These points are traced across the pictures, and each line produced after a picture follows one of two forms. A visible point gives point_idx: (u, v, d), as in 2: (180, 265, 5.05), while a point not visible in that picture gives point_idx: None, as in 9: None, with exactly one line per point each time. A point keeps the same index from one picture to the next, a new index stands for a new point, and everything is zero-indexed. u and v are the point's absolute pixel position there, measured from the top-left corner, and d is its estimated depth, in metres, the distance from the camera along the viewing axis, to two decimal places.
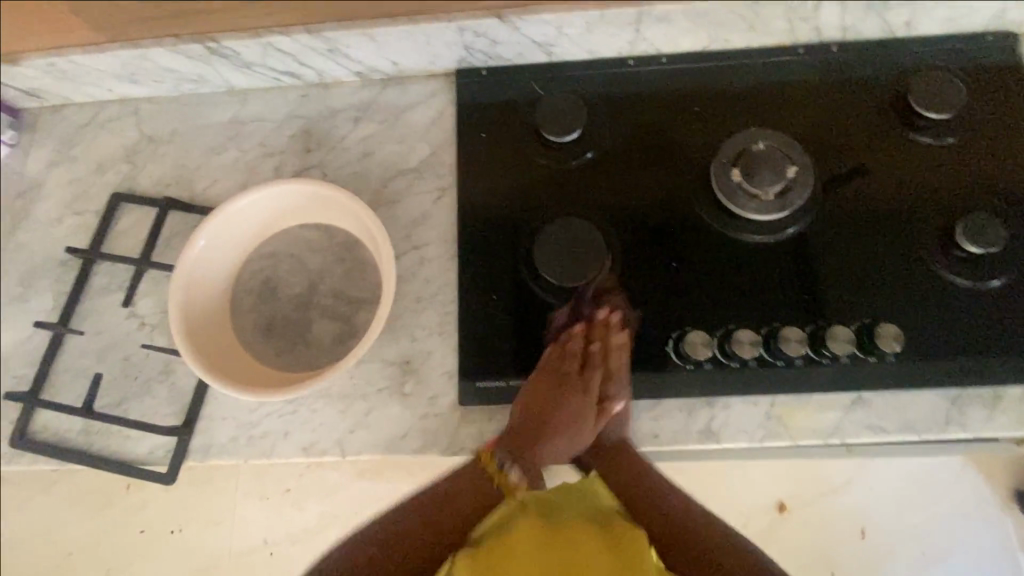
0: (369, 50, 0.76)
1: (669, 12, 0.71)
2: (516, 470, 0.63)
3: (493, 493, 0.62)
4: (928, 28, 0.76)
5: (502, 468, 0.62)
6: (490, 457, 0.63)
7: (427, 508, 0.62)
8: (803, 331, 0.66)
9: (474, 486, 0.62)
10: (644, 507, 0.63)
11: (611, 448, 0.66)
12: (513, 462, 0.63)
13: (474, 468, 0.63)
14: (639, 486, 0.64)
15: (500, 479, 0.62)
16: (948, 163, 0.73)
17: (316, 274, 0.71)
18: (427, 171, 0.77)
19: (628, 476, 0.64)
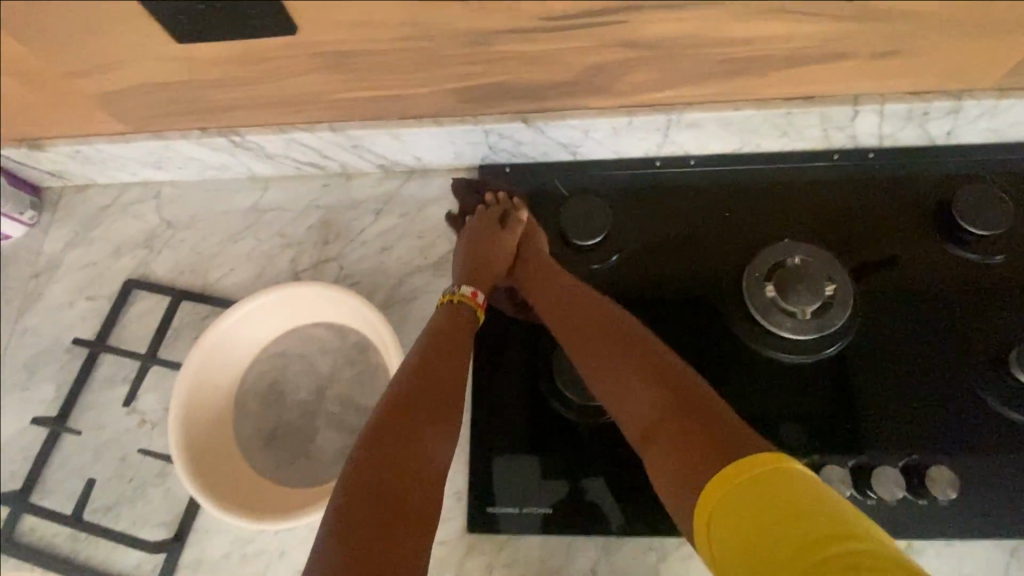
0: (394, 147, 0.75)
1: (698, 119, 0.69)
2: (468, 285, 0.69)
3: (461, 312, 0.67)
4: (972, 138, 0.72)
5: (457, 290, 0.68)
6: (415, 415, 0.56)
7: (356, 482, 0.49)
8: (845, 467, 0.61)
9: (447, 317, 0.66)
10: (606, 336, 0.60)
11: (562, 292, 0.66)
12: (465, 283, 0.69)
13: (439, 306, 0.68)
14: (603, 343, 0.60)
15: (461, 296, 0.67)
16: (996, 282, 0.69)
17: (325, 378, 0.68)
18: (446, 269, 0.75)
19: (592, 342, 0.61)
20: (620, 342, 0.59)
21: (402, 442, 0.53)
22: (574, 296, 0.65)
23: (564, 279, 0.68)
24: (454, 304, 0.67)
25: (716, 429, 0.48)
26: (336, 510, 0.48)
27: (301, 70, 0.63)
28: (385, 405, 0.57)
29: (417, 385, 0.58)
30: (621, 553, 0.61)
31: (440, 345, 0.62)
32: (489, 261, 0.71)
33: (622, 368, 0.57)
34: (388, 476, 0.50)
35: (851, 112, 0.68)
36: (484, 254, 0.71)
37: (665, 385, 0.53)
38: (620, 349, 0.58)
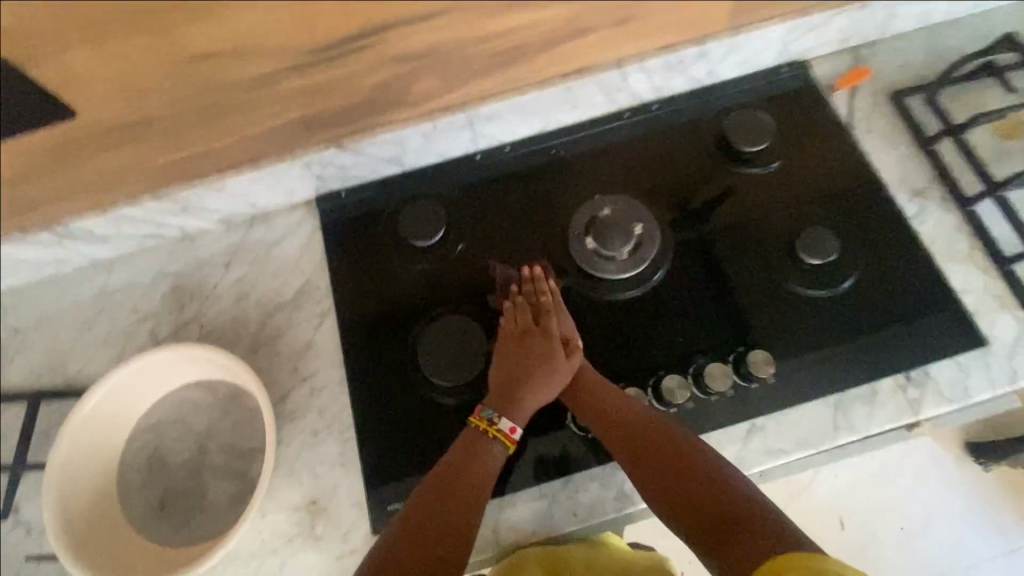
0: (225, 201, 0.78)
1: (496, 109, 0.77)
2: (506, 419, 0.66)
3: (497, 449, 0.65)
4: (730, 72, 0.84)
5: (494, 422, 0.65)
6: (433, 534, 0.59)
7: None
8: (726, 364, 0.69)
9: (471, 447, 0.65)
10: (665, 473, 0.62)
11: (599, 393, 0.67)
12: (504, 409, 0.66)
13: (471, 431, 0.65)
14: (657, 467, 0.63)
15: (496, 432, 0.65)
16: (777, 187, 0.80)
17: (203, 434, 0.69)
18: (305, 300, 0.77)
19: (626, 431, 0.65)
20: (654, 430, 0.64)
21: (421, 559, 0.58)
22: (627, 428, 0.65)
23: (623, 404, 0.66)
24: (487, 436, 0.65)
25: (758, 531, 0.56)
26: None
27: (99, 149, 0.65)
28: (419, 520, 0.60)
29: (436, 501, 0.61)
30: (516, 508, 0.67)
31: (474, 462, 0.64)
32: (529, 394, 0.66)
33: (672, 484, 0.62)
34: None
35: (620, 75, 0.78)
36: (523, 367, 0.67)
37: (686, 477, 0.62)
38: (674, 476, 0.62)
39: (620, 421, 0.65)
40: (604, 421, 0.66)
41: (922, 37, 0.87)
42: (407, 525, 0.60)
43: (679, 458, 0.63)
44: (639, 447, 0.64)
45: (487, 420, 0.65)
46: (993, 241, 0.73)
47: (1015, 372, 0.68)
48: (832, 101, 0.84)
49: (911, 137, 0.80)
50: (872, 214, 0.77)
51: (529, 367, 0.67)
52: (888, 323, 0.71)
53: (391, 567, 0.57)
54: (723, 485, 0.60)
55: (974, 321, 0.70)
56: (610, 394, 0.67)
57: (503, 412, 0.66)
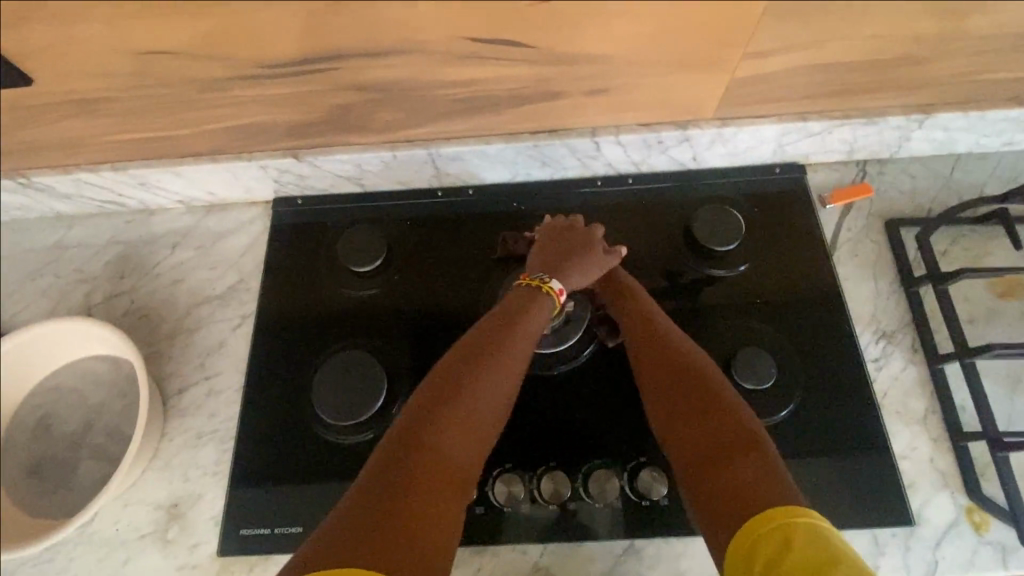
0: (182, 184, 0.78)
1: (458, 152, 0.74)
2: (558, 280, 0.66)
3: (545, 301, 0.64)
4: (717, 162, 0.79)
5: (546, 280, 0.66)
6: (485, 372, 0.57)
7: (411, 433, 0.51)
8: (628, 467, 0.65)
9: (522, 305, 0.63)
10: (687, 410, 0.56)
11: (655, 323, 0.65)
12: (556, 273, 0.67)
13: (524, 286, 0.65)
14: (662, 379, 0.60)
15: (550, 288, 0.65)
16: (737, 293, 0.75)
17: (94, 410, 0.70)
18: (232, 299, 0.78)
19: (648, 344, 0.63)
20: (671, 348, 0.62)
21: (466, 399, 0.55)
22: (665, 356, 0.61)
23: (671, 340, 0.63)
24: (540, 291, 0.64)
25: (740, 454, 0.51)
26: (380, 458, 0.51)
27: (58, 116, 0.67)
28: (462, 369, 0.57)
29: (483, 350, 0.59)
30: None
31: (527, 327, 0.61)
32: (564, 261, 0.67)
33: (681, 395, 0.57)
34: (455, 427, 0.53)
35: (593, 143, 0.74)
36: (560, 246, 0.69)
37: (692, 390, 0.57)
38: (698, 417, 0.55)
39: (643, 327, 0.65)
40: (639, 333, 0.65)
41: (939, 165, 0.80)
42: (452, 368, 0.57)
43: (698, 385, 0.57)
44: (650, 347, 0.63)
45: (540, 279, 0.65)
46: (953, 410, 0.65)
47: (936, 564, 0.60)
48: (821, 214, 0.78)
49: (896, 275, 0.74)
50: (828, 346, 0.70)
51: (571, 244, 0.69)
52: (811, 472, 0.65)
53: (433, 406, 0.53)
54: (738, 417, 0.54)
55: (906, 493, 0.63)
56: (638, 310, 0.67)
57: (552, 275, 0.66)
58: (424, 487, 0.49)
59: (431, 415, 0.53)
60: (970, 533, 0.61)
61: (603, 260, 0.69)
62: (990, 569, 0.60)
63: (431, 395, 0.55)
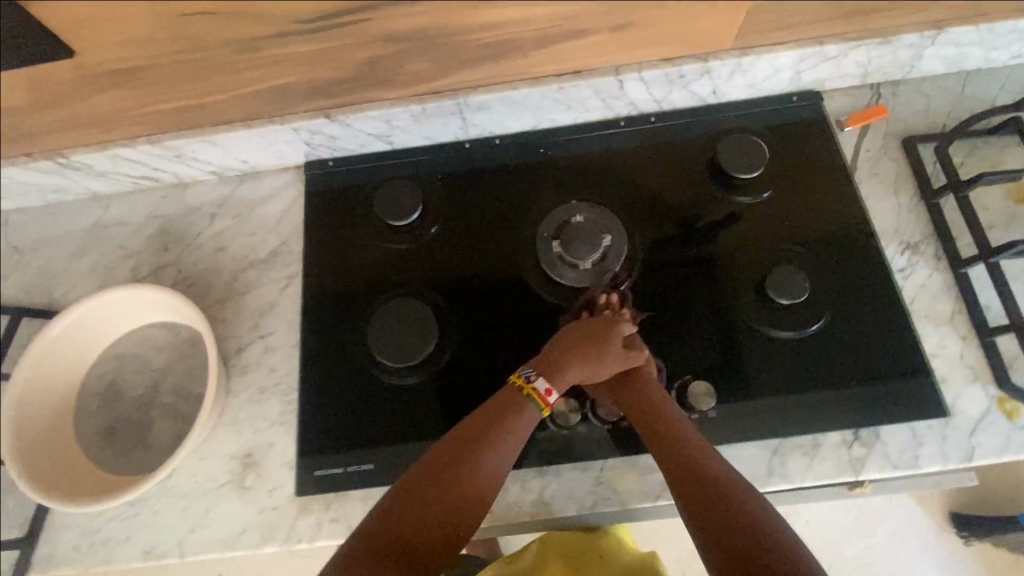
0: (216, 153, 0.80)
1: (485, 101, 0.76)
2: (544, 381, 0.63)
3: (529, 403, 0.62)
4: (735, 94, 0.81)
5: (531, 380, 0.63)
6: (485, 447, 0.59)
7: (404, 509, 0.56)
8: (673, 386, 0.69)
9: (512, 400, 0.62)
10: (693, 504, 0.56)
11: (661, 419, 0.62)
12: (547, 375, 0.63)
13: (514, 386, 0.63)
14: (668, 457, 0.59)
15: (533, 391, 0.62)
16: (765, 219, 0.77)
17: (159, 373, 0.73)
18: (277, 262, 0.80)
19: (645, 420, 0.62)
20: (672, 422, 0.61)
21: (465, 476, 0.58)
22: (669, 432, 0.61)
23: (670, 411, 0.63)
24: (524, 395, 0.62)
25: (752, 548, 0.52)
26: (378, 521, 0.56)
27: (97, 88, 0.68)
28: (472, 430, 0.60)
29: (500, 416, 0.61)
30: None
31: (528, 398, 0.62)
32: (566, 360, 0.63)
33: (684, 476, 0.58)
34: (460, 493, 0.57)
35: (616, 82, 0.76)
36: (574, 341, 0.64)
37: (698, 471, 0.57)
38: (721, 526, 0.54)
39: (637, 400, 0.63)
40: (633, 406, 0.63)
41: (950, 84, 0.83)
42: (455, 439, 0.60)
43: (700, 465, 0.58)
44: (651, 424, 0.62)
45: (525, 376, 0.63)
46: (979, 309, 0.69)
47: (971, 450, 0.64)
48: (839, 137, 0.81)
49: (916, 189, 0.77)
50: (856, 260, 0.73)
51: (581, 340, 0.64)
52: (849, 377, 0.68)
53: (432, 477, 0.57)
54: (743, 501, 0.55)
55: (940, 388, 0.67)
56: (640, 379, 0.65)
57: (542, 372, 0.63)
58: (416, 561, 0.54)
59: (429, 486, 0.57)
60: (1002, 420, 0.65)
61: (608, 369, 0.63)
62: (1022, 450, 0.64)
63: (438, 459, 0.59)
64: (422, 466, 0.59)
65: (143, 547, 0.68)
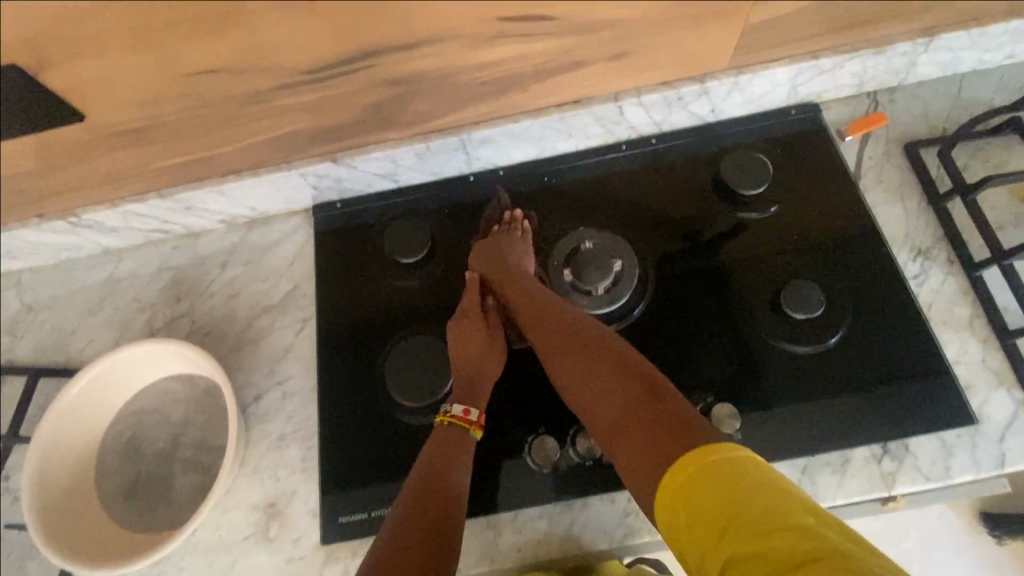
0: (225, 203, 0.81)
1: (488, 135, 0.77)
2: (459, 403, 0.67)
3: (460, 432, 0.65)
4: (734, 111, 0.82)
5: (447, 409, 0.66)
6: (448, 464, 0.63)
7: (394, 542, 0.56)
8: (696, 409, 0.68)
9: (448, 437, 0.65)
10: (592, 384, 0.60)
11: (555, 320, 0.67)
12: (467, 399, 0.68)
13: (443, 432, 0.65)
14: (564, 353, 0.64)
15: (454, 418, 0.66)
16: (774, 233, 0.77)
17: (179, 426, 0.73)
18: (289, 306, 0.80)
19: (542, 324, 0.68)
20: (566, 320, 0.67)
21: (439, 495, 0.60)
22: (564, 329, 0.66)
23: (561, 311, 0.68)
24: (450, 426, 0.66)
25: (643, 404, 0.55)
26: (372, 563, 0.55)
27: (107, 148, 0.69)
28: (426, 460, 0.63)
29: (457, 442, 0.64)
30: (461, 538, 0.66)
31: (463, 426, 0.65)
32: (473, 370, 0.69)
33: (580, 365, 0.62)
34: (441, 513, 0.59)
35: (615, 108, 0.77)
36: (464, 349, 0.70)
37: (589, 355, 0.62)
38: (608, 380, 0.59)
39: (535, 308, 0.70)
40: (532, 315, 0.70)
41: (946, 87, 0.83)
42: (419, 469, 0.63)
43: (594, 348, 0.63)
44: (548, 322, 0.68)
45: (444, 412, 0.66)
46: (998, 311, 0.68)
47: (1003, 455, 0.64)
48: (841, 147, 0.81)
49: (922, 194, 0.77)
50: (868, 270, 0.73)
51: (473, 346, 0.71)
52: (871, 388, 0.68)
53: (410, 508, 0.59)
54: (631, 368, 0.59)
55: (965, 395, 0.66)
56: (531, 290, 0.71)
57: (459, 399, 0.67)
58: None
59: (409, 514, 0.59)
60: None
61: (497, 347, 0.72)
62: None
63: (408, 495, 0.60)
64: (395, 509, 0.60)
65: None
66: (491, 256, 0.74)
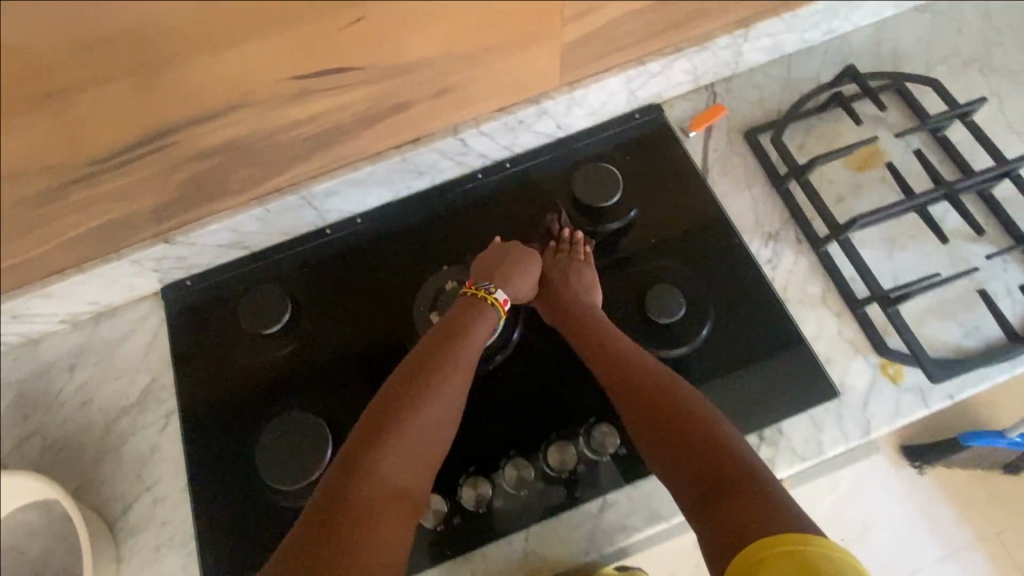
0: (58, 303, 0.74)
1: (329, 187, 0.74)
2: (503, 289, 0.69)
3: (484, 311, 0.67)
4: (581, 124, 0.82)
5: (492, 291, 0.68)
6: (438, 379, 0.61)
7: (371, 449, 0.56)
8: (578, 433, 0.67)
9: (450, 334, 0.65)
10: (677, 444, 0.58)
11: (640, 376, 0.63)
12: (498, 283, 0.69)
13: (469, 296, 0.68)
14: (652, 407, 0.61)
15: (495, 299, 0.68)
16: (636, 239, 0.77)
17: (37, 559, 0.66)
18: (150, 401, 0.74)
19: (626, 376, 0.64)
20: (657, 381, 0.63)
21: (418, 409, 0.59)
22: (655, 387, 0.62)
23: (649, 367, 0.64)
24: (485, 302, 0.68)
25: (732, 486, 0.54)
26: (343, 465, 0.55)
27: None
28: (416, 425, 0.58)
29: (450, 350, 0.63)
30: None
31: (462, 340, 0.64)
32: (512, 267, 0.70)
33: (667, 425, 0.60)
34: (412, 432, 0.58)
35: (457, 141, 0.75)
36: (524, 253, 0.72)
37: (679, 417, 0.60)
38: (691, 440, 0.58)
39: (617, 358, 0.65)
40: (608, 365, 0.66)
41: (776, 70, 0.86)
42: (411, 376, 0.61)
43: (687, 417, 0.59)
44: (637, 375, 0.63)
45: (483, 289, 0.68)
46: (845, 283, 0.71)
47: (868, 422, 0.66)
48: (687, 143, 0.83)
49: (767, 178, 0.79)
50: (726, 263, 0.75)
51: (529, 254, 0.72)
52: (737, 381, 0.69)
53: (394, 413, 0.58)
54: (725, 446, 0.57)
55: (826, 369, 0.69)
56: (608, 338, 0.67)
57: (497, 283, 0.69)
58: (374, 504, 0.53)
59: (391, 419, 0.58)
60: (889, 386, 0.67)
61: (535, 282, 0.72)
62: (911, 410, 0.66)
63: (389, 464, 0.55)
64: (369, 469, 0.54)
65: None
66: (550, 282, 0.73)
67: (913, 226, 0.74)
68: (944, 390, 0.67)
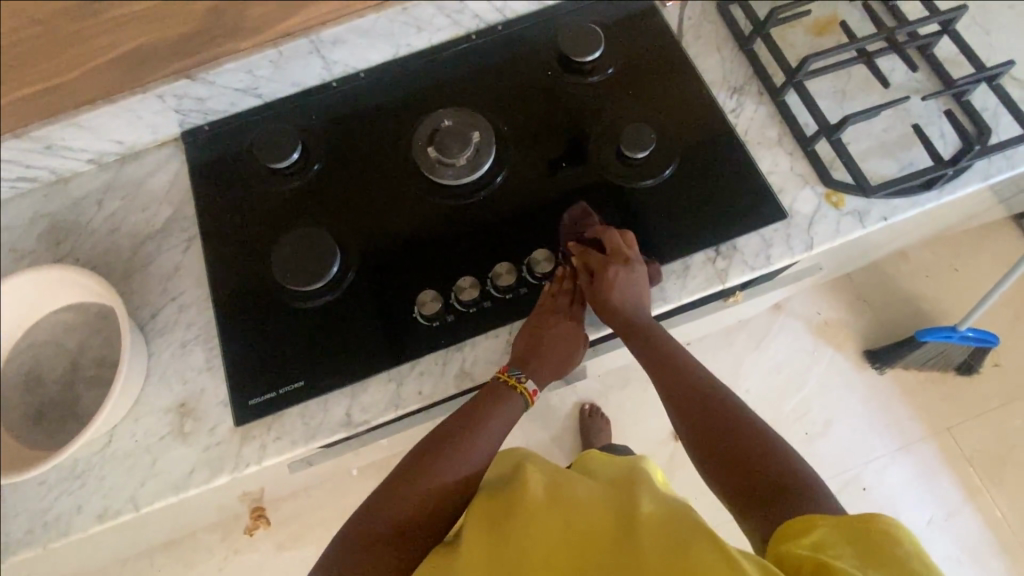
0: (89, 138, 0.81)
1: (337, 34, 0.80)
2: (532, 379, 0.73)
3: (513, 394, 0.72)
4: None
5: (522, 381, 0.72)
6: (450, 446, 0.71)
7: (383, 496, 0.70)
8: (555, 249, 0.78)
9: (472, 412, 0.72)
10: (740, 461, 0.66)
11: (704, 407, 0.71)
12: (529, 370, 0.73)
13: (502, 383, 0.72)
14: (720, 428, 0.69)
15: (523, 389, 0.72)
16: (612, 91, 0.86)
17: (75, 350, 0.74)
18: (173, 228, 0.83)
19: (699, 407, 0.71)
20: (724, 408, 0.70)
21: (430, 469, 0.70)
22: (720, 412, 0.70)
23: (719, 398, 0.71)
24: (514, 391, 0.72)
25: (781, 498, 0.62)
26: (365, 508, 0.70)
27: None
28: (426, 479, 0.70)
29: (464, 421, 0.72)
30: (367, 393, 0.73)
31: (482, 412, 0.72)
32: (541, 358, 0.73)
33: (729, 442, 0.67)
34: (420, 488, 0.69)
35: None
36: (546, 334, 0.74)
37: (741, 440, 0.67)
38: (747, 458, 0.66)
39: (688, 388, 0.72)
40: (686, 400, 0.72)
41: None
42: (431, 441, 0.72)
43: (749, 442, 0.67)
44: (710, 397, 0.71)
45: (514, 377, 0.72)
46: (798, 126, 0.80)
47: (811, 239, 0.76)
48: (665, 11, 0.90)
49: (734, 41, 0.87)
50: (694, 111, 0.83)
51: (554, 329, 0.74)
52: (699, 205, 0.78)
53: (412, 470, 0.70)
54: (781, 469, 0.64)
55: (778, 196, 0.78)
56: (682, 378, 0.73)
57: (529, 373, 0.73)
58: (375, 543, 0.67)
59: (406, 474, 0.70)
60: (831, 210, 0.76)
61: (574, 349, 0.75)
62: (850, 230, 0.76)
63: (392, 513, 0.68)
64: (375, 514, 0.68)
65: (98, 511, 0.70)
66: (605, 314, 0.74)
67: (862, 79, 0.83)
68: (879, 214, 0.76)
